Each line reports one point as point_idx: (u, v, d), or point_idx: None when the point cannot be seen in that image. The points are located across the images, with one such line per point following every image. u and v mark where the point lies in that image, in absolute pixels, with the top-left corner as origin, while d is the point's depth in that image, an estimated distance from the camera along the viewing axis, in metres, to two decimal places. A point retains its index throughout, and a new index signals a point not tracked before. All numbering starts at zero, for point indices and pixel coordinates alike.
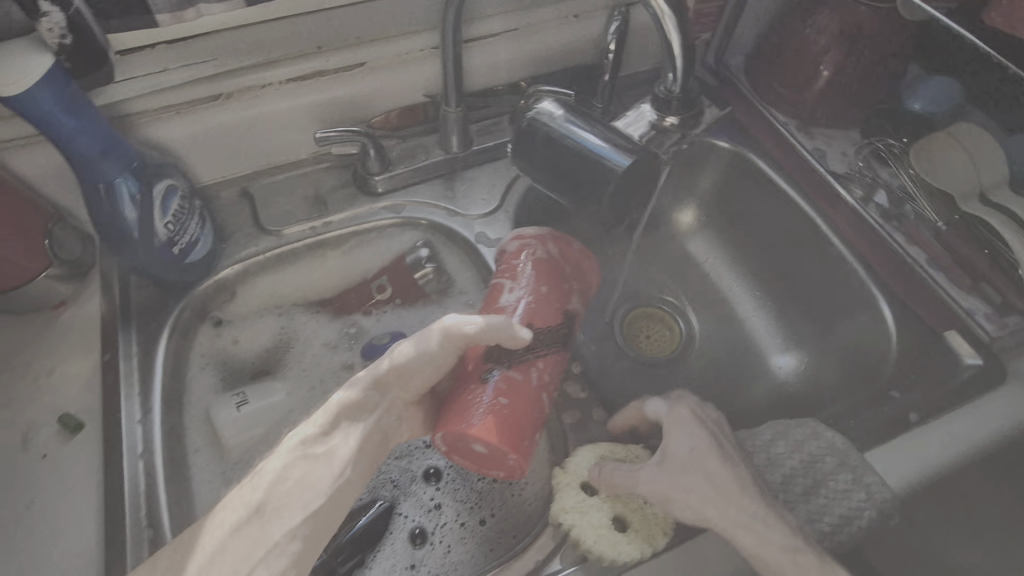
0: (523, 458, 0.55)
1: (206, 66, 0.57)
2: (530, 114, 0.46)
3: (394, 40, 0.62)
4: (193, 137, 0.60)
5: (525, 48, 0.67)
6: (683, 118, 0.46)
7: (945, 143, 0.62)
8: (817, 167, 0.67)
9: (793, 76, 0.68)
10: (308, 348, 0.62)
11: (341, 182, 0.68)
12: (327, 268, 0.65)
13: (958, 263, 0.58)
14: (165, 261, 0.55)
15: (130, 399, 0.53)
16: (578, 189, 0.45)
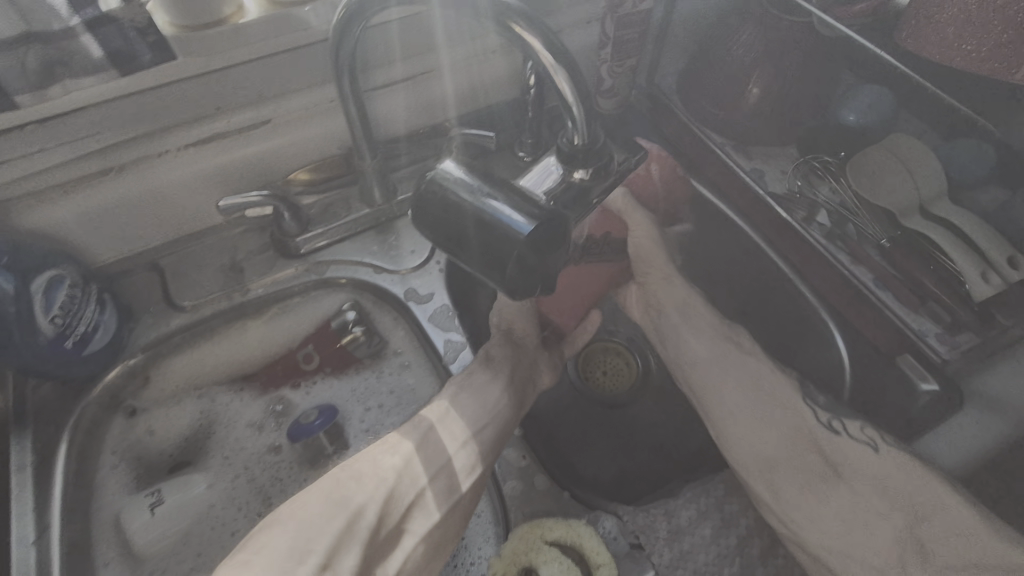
0: (468, 534, 0.51)
1: (87, 142, 0.51)
2: (429, 176, 0.40)
3: (300, 94, 0.59)
4: (85, 217, 0.55)
5: (443, 88, 0.64)
6: (592, 168, 0.44)
7: (881, 158, 0.58)
8: (756, 191, 0.64)
9: (724, 97, 0.64)
10: (229, 432, 0.58)
11: (259, 246, 0.63)
12: (249, 341, 0.61)
13: (906, 283, 0.55)
14: (58, 357, 0.50)
15: (23, 517, 0.48)
16: (484, 257, 0.39)
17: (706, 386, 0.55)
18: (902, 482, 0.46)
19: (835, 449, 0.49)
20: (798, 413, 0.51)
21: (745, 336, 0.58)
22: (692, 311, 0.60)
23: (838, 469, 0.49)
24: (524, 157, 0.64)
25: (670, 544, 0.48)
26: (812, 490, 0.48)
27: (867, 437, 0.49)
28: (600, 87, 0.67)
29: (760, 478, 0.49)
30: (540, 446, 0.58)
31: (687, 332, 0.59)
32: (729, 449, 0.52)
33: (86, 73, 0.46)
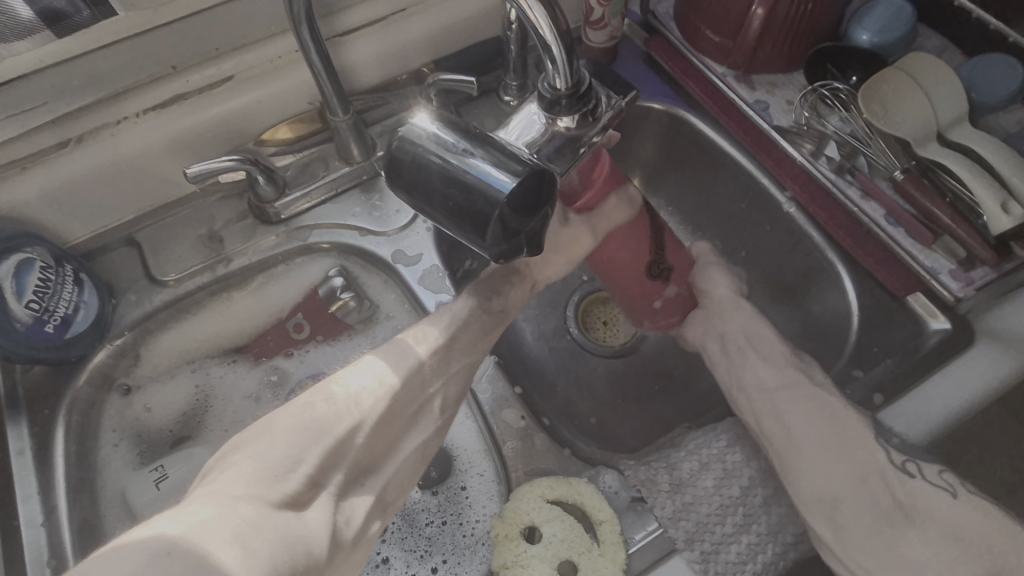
0: (472, 494, 0.51)
1: (37, 113, 0.48)
2: (399, 134, 0.37)
3: (261, 45, 0.54)
4: (48, 194, 0.52)
5: (418, 30, 0.59)
6: (578, 114, 0.40)
7: (899, 80, 0.54)
8: (760, 124, 0.60)
9: (724, 22, 0.59)
10: (227, 405, 0.57)
11: (237, 213, 0.60)
12: (237, 313, 0.59)
13: (920, 218, 0.52)
14: (39, 341, 0.49)
15: (28, 500, 0.49)
16: (464, 219, 0.36)
17: (772, 412, 0.48)
18: (968, 521, 0.41)
19: (910, 495, 0.43)
20: (867, 449, 0.44)
21: (815, 365, 0.51)
22: (756, 334, 0.54)
23: (910, 512, 0.42)
24: (510, 102, 0.62)
25: (672, 497, 0.47)
26: (883, 537, 0.42)
27: (946, 481, 0.43)
28: (590, 17, 0.61)
29: (824, 519, 0.44)
30: (541, 405, 0.57)
31: (754, 360, 0.52)
32: (794, 479, 0.46)
33: (21, 36, 0.42)
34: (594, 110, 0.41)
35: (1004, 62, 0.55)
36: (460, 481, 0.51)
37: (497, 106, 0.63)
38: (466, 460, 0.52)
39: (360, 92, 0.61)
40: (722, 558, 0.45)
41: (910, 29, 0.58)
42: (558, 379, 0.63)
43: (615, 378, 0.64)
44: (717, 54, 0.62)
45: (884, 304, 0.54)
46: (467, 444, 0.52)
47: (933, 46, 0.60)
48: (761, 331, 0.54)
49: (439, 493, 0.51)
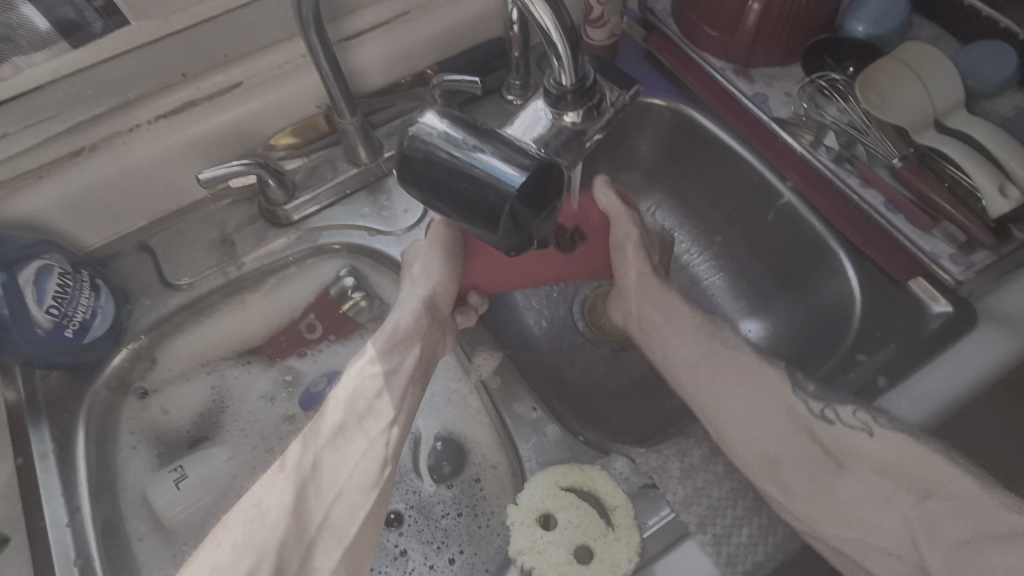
0: (486, 486, 0.52)
1: (54, 122, 0.49)
2: (410, 132, 0.38)
3: (268, 51, 0.55)
4: (64, 202, 0.53)
5: (421, 33, 0.60)
6: (583, 109, 0.41)
7: (895, 70, 0.56)
8: (759, 116, 0.61)
9: (721, 16, 0.60)
10: (243, 405, 0.59)
11: (248, 217, 0.62)
12: (250, 315, 0.60)
13: (918, 203, 0.53)
14: (60, 346, 0.50)
15: (52, 501, 0.50)
16: (477, 215, 0.37)
17: (695, 384, 0.53)
18: (892, 456, 0.44)
19: (834, 439, 0.47)
20: (788, 402, 0.49)
21: (729, 329, 0.55)
22: (671, 309, 0.56)
23: (840, 456, 0.47)
24: (512, 101, 0.63)
25: (683, 482, 0.48)
26: (820, 483, 0.46)
27: (861, 421, 0.46)
28: (589, 16, 0.63)
29: (765, 476, 0.47)
30: (552, 396, 0.58)
31: (670, 335, 0.56)
32: (729, 447, 0.49)
33: (38, 48, 0.44)
34: (599, 105, 0.42)
35: (997, 49, 0.56)
36: (474, 473, 0.53)
37: (500, 105, 0.65)
38: (480, 453, 0.53)
39: (366, 95, 0.62)
40: (736, 541, 0.45)
41: (906, 19, 0.59)
42: (567, 372, 0.64)
43: (623, 370, 0.65)
44: (715, 48, 0.63)
45: (886, 287, 0.55)
46: (480, 438, 0.54)
47: (928, 36, 0.61)
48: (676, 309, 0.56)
49: (454, 486, 0.53)
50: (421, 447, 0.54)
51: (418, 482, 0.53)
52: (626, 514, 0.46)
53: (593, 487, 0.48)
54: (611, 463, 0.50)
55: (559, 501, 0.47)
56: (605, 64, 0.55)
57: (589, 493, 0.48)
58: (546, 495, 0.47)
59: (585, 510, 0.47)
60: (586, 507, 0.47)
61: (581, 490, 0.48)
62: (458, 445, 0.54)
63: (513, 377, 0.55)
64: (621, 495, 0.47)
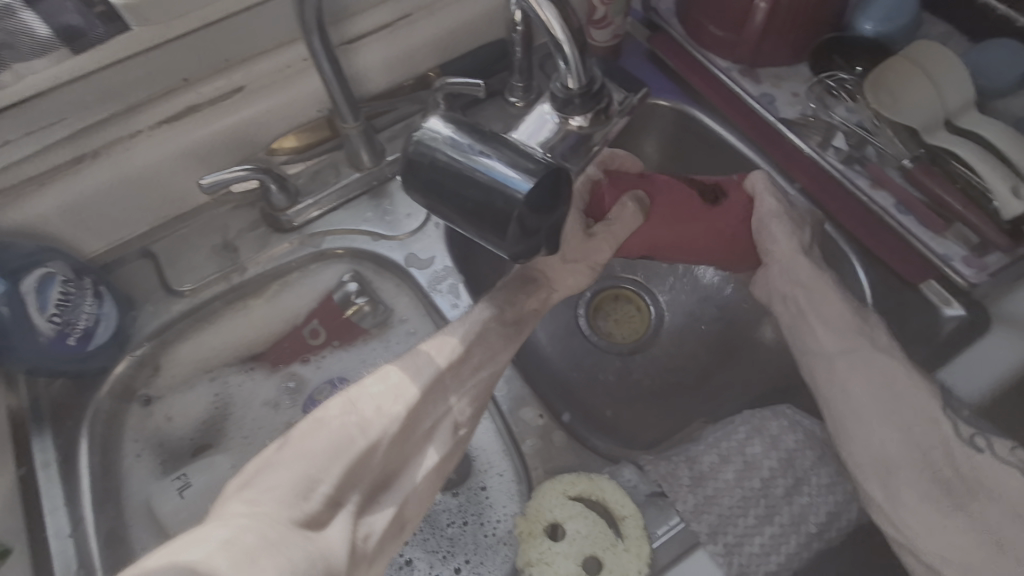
0: (492, 494, 0.51)
1: (55, 129, 0.49)
2: (415, 137, 0.37)
3: (270, 55, 0.55)
4: (67, 208, 0.53)
5: (425, 35, 0.59)
6: (590, 113, 0.41)
7: (905, 69, 0.55)
8: (766, 117, 0.60)
9: (727, 16, 0.59)
10: (247, 412, 0.58)
11: (250, 222, 0.61)
12: (252, 321, 0.60)
13: (930, 205, 0.52)
14: (63, 354, 0.50)
15: (56, 511, 0.49)
16: (483, 221, 0.36)
17: (834, 381, 0.50)
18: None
19: (972, 467, 0.44)
20: (934, 420, 0.46)
21: (882, 328, 0.51)
22: (815, 291, 0.53)
23: (972, 484, 0.44)
24: (516, 102, 0.62)
25: (693, 491, 0.47)
26: (942, 507, 0.44)
27: (1017, 458, 0.44)
28: (594, 16, 0.62)
29: (876, 478, 0.46)
30: (557, 403, 0.58)
31: (814, 323, 0.53)
32: (847, 445, 0.48)
33: (38, 54, 0.43)
34: (607, 109, 0.42)
35: (1008, 47, 0.55)
36: (479, 481, 0.52)
37: (504, 107, 0.64)
38: (485, 460, 0.53)
39: (369, 97, 0.61)
40: (746, 550, 0.45)
41: (915, 16, 0.58)
42: (572, 376, 0.63)
43: (630, 375, 0.64)
44: (721, 49, 0.62)
45: (896, 291, 0.54)
46: (485, 444, 0.53)
47: (936, 34, 0.60)
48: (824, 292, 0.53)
49: (459, 494, 0.52)
50: None
51: None
52: (635, 526, 0.45)
53: (604, 499, 0.47)
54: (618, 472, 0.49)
55: (568, 512, 0.46)
56: (610, 66, 0.55)
57: (600, 505, 0.47)
58: (554, 508, 0.47)
59: (594, 523, 0.46)
60: (596, 520, 0.46)
61: (592, 501, 0.47)
62: (464, 453, 0.53)
63: (519, 384, 0.54)
64: (632, 509, 0.46)
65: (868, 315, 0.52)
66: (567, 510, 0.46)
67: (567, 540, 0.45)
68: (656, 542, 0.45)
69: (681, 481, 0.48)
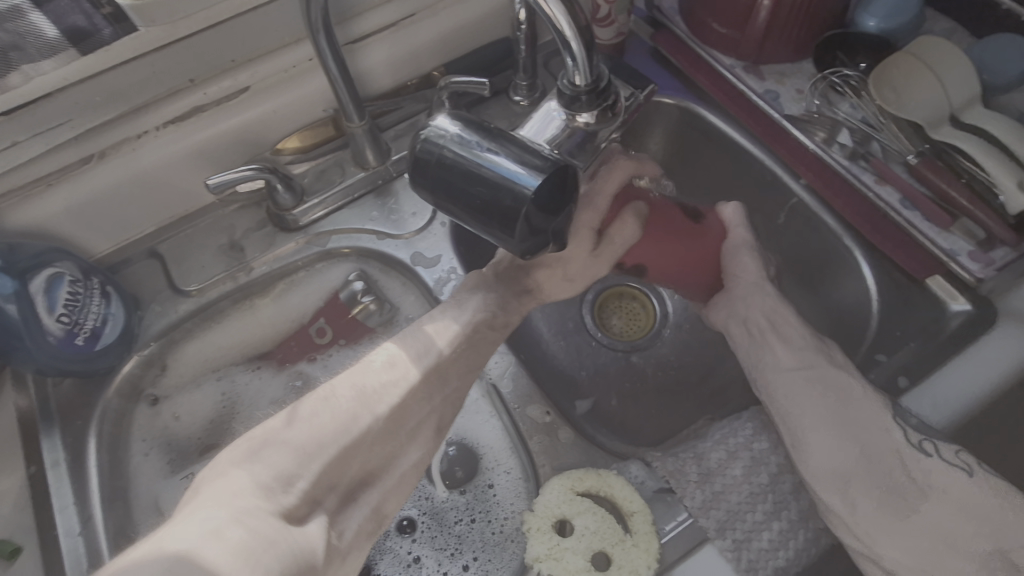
0: (499, 492, 0.51)
1: (62, 130, 0.49)
2: (423, 135, 0.37)
3: (276, 55, 0.55)
4: (74, 208, 0.53)
5: (429, 33, 0.60)
6: (597, 110, 0.41)
7: (910, 65, 0.55)
8: (771, 113, 0.60)
9: (731, 13, 0.59)
10: (254, 411, 0.58)
11: (257, 222, 0.61)
12: (259, 320, 0.60)
13: (935, 200, 0.53)
14: (71, 354, 0.50)
15: (65, 510, 0.49)
16: (492, 218, 0.36)
17: (789, 394, 0.49)
18: (985, 501, 0.42)
19: (922, 470, 0.44)
20: (884, 429, 0.45)
21: (838, 348, 0.51)
22: (778, 315, 0.54)
23: (922, 487, 0.44)
24: (520, 101, 0.63)
25: (701, 487, 0.47)
26: (893, 509, 0.43)
27: (963, 461, 0.43)
28: (598, 15, 0.62)
29: (837, 491, 0.44)
30: (564, 400, 0.58)
31: (773, 342, 0.52)
32: (806, 457, 0.46)
33: (47, 53, 0.43)
34: (614, 106, 0.42)
35: (1014, 42, 0.55)
36: (486, 479, 0.52)
37: (508, 106, 0.64)
38: (493, 458, 0.53)
39: (374, 96, 0.61)
40: (755, 546, 0.45)
41: (919, 12, 0.58)
42: (578, 373, 0.63)
43: (635, 372, 0.64)
44: (725, 45, 0.62)
45: (903, 287, 0.54)
46: (492, 442, 0.53)
47: (940, 29, 0.61)
48: (783, 314, 0.54)
49: (467, 491, 0.52)
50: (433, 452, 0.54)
51: (431, 488, 0.53)
52: (643, 521, 0.46)
53: (611, 495, 0.47)
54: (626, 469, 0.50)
55: (575, 508, 0.47)
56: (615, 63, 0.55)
57: (608, 501, 0.47)
58: (562, 504, 0.47)
59: (602, 519, 0.46)
60: (603, 515, 0.46)
61: (600, 497, 0.48)
62: (470, 450, 0.53)
63: (525, 380, 0.54)
64: (640, 505, 0.46)
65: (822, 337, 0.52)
66: (574, 506, 0.47)
67: (575, 535, 0.46)
68: (665, 537, 0.45)
69: (690, 478, 0.48)
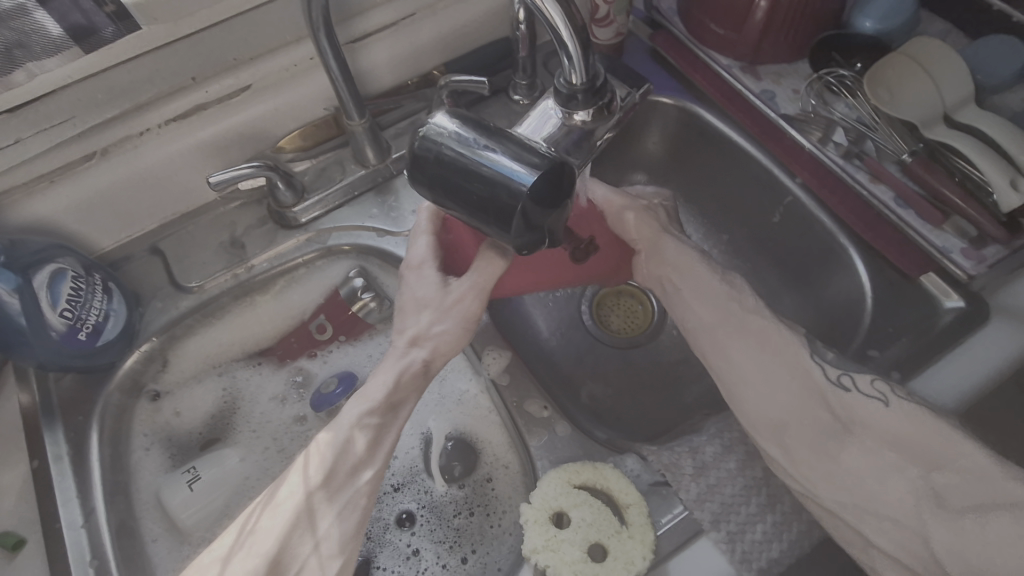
0: (498, 486, 0.52)
1: (66, 127, 0.49)
2: (421, 132, 0.38)
3: (277, 53, 0.55)
4: (77, 206, 0.54)
5: (429, 33, 0.60)
6: (593, 109, 0.41)
7: (904, 65, 0.55)
8: (767, 113, 0.61)
9: (728, 14, 0.60)
10: (255, 406, 0.59)
11: (257, 219, 0.62)
12: (260, 317, 0.61)
13: (928, 198, 0.53)
14: (73, 350, 0.51)
15: (68, 504, 0.50)
16: (489, 213, 0.37)
17: (717, 348, 0.52)
18: (899, 426, 0.45)
19: (844, 407, 0.47)
20: (804, 369, 0.49)
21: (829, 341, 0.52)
22: (694, 273, 0.55)
23: (847, 424, 0.47)
24: (519, 100, 0.64)
25: (696, 480, 0.48)
26: (824, 450, 0.47)
27: (878, 390, 0.47)
28: (596, 15, 0.63)
29: (773, 440, 0.48)
30: (561, 395, 0.59)
31: (687, 296, 0.55)
32: (743, 409, 0.50)
33: (51, 52, 0.44)
34: (610, 104, 0.42)
35: (1005, 43, 0.55)
36: (485, 473, 0.53)
37: (507, 105, 0.65)
38: (492, 452, 0.54)
39: (374, 95, 0.62)
40: (749, 538, 0.45)
41: (913, 13, 0.59)
42: (575, 370, 0.64)
43: (632, 368, 0.65)
44: (722, 46, 0.63)
45: (897, 284, 0.55)
46: (491, 437, 0.54)
47: (936, 29, 0.61)
48: (692, 266, 0.55)
49: (465, 486, 0.53)
50: (432, 447, 0.54)
51: (430, 482, 0.53)
52: (639, 513, 0.46)
53: (608, 487, 0.48)
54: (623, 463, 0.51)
55: (572, 499, 0.47)
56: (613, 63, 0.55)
57: (605, 495, 0.48)
58: (560, 496, 0.47)
59: (598, 510, 0.46)
60: (599, 506, 0.47)
61: (597, 490, 0.48)
62: (469, 445, 0.54)
63: (523, 375, 0.55)
64: (636, 498, 0.47)
65: (737, 282, 0.54)
66: (571, 498, 0.47)
67: (572, 526, 0.46)
68: (661, 530, 0.46)
69: (683, 471, 0.49)
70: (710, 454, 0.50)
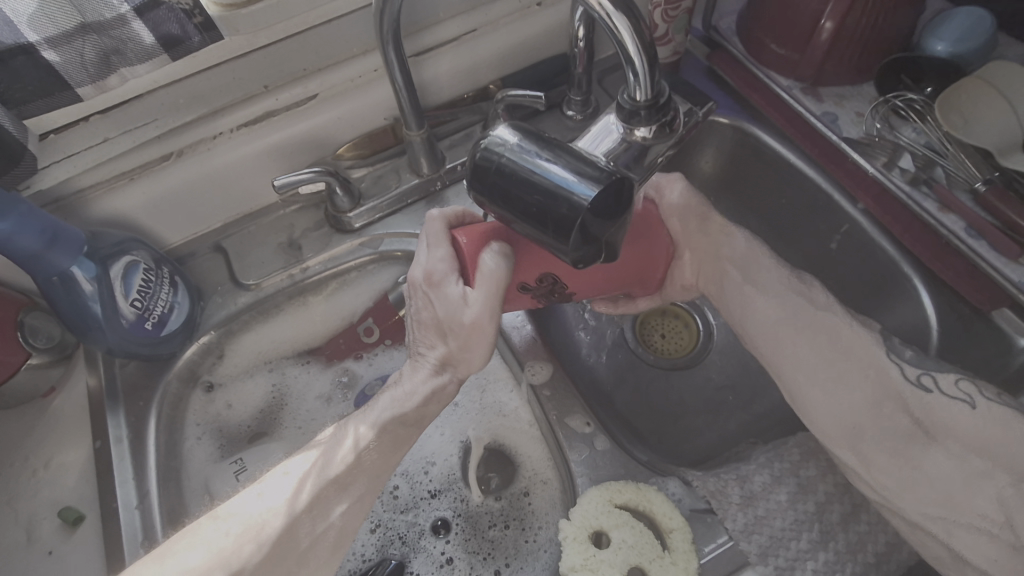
0: (535, 500, 0.52)
1: (148, 129, 0.53)
2: (482, 143, 0.39)
3: (344, 65, 0.58)
4: (151, 203, 0.57)
5: (487, 50, 0.62)
6: (656, 125, 0.41)
7: (978, 90, 0.53)
8: (828, 136, 0.59)
9: (791, 35, 0.59)
10: (302, 404, 0.61)
11: (314, 222, 0.64)
12: (310, 316, 0.63)
13: (1003, 228, 0.50)
14: (140, 339, 0.54)
15: (125, 484, 0.52)
16: (545, 223, 0.37)
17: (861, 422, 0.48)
18: None
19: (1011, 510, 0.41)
20: (880, 368, 0.47)
21: None
22: None
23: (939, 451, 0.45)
24: (572, 116, 0.64)
25: (743, 510, 0.47)
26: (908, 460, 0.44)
27: None
28: (655, 33, 0.63)
29: None
30: (603, 412, 0.58)
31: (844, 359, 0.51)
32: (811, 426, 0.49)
33: (142, 60, 0.46)
34: (672, 122, 0.42)
35: None
36: (523, 486, 0.53)
37: (561, 120, 0.65)
38: (531, 466, 0.53)
39: (433, 106, 0.64)
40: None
41: (991, 38, 0.56)
42: (618, 388, 0.63)
43: (675, 390, 0.63)
44: (783, 67, 0.62)
45: (967, 319, 0.52)
46: (530, 451, 0.54)
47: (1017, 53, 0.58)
48: None
49: (502, 498, 0.53)
50: (471, 456, 0.55)
51: (467, 492, 0.53)
52: (679, 541, 0.45)
53: (651, 510, 0.47)
54: (668, 486, 0.49)
55: (614, 519, 0.46)
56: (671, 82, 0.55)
57: (647, 518, 0.47)
58: (600, 516, 0.46)
59: (638, 534, 0.46)
60: (640, 529, 0.46)
61: (640, 513, 0.47)
62: (509, 458, 0.54)
63: (566, 390, 0.54)
64: (679, 526, 0.46)
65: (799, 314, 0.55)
66: (611, 518, 0.46)
67: (611, 545, 0.45)
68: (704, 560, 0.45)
69: (727, 497, 0.48)
70: (757, 484, 0.49)
